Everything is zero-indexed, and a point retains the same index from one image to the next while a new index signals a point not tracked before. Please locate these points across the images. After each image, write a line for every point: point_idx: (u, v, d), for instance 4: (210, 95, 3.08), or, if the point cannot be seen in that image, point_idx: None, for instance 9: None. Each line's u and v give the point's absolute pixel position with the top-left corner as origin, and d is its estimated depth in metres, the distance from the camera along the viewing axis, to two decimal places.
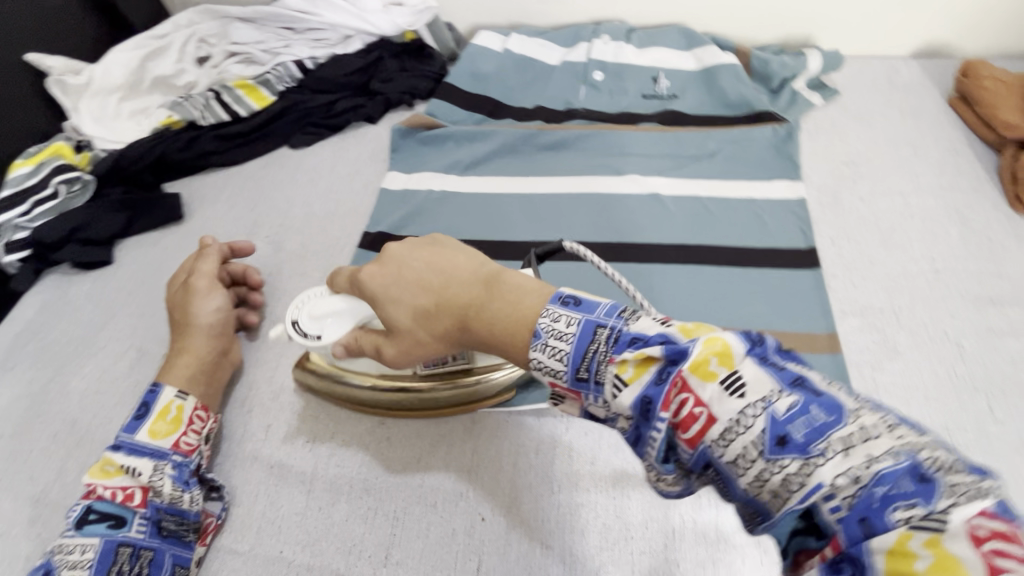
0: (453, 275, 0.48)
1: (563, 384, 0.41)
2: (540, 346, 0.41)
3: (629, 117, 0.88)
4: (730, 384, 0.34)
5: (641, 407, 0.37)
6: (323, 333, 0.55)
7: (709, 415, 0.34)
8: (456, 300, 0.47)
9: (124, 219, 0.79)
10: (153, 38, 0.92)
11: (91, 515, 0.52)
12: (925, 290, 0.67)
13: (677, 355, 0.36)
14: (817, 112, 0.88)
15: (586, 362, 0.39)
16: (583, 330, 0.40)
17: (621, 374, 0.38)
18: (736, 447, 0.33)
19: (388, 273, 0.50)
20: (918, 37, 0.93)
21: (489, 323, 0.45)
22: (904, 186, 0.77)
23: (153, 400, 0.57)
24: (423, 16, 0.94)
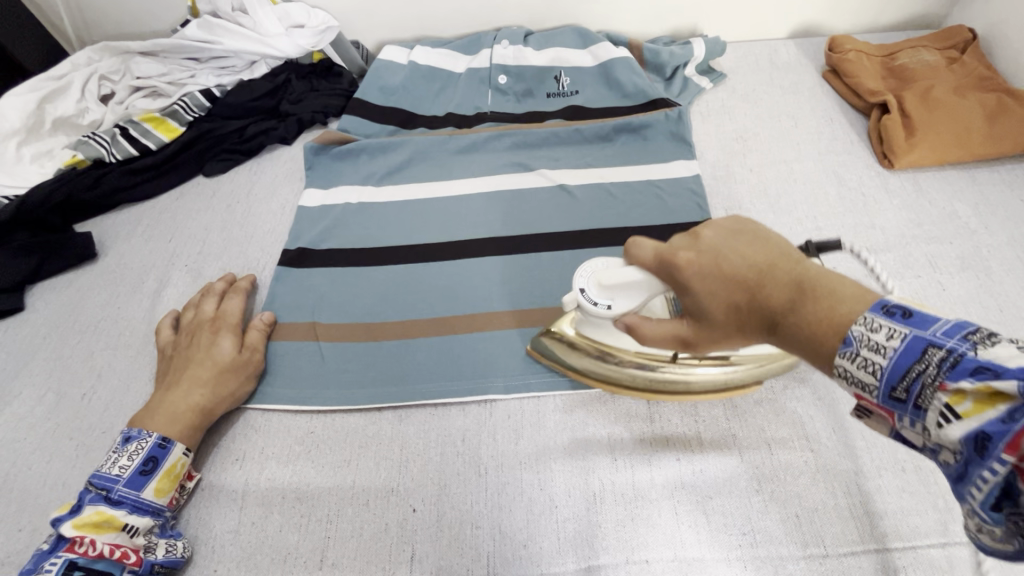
0: (762, 270, 0.42)
1: (870, 399, 0.35)
2: (847, 354, 0.35)
3: (535, 116, 0.92)
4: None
5: (975, 444, 0.30)
6: (614, 303, 0.52)
7: None
8: (763, 300, 0.41)
9: (32, 263, 0.77)
10: (49, 79, 0.90)
11: (77, 572, 0.49)
12: (809, 246, 0.73)
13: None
14: (707, 95, 0.94)
15: (906, 380, 0.33)
16: (909, 347, 0.33)
17: (953, 405, 0.30)
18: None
19: (698, 250, 0.45)
20: (792, 19, 1.01)
21: (797, 331, 0.39)
22: (788, 155, 0.84)
23: (163, 456, 0.56)
24: (326, 36, 0.95)
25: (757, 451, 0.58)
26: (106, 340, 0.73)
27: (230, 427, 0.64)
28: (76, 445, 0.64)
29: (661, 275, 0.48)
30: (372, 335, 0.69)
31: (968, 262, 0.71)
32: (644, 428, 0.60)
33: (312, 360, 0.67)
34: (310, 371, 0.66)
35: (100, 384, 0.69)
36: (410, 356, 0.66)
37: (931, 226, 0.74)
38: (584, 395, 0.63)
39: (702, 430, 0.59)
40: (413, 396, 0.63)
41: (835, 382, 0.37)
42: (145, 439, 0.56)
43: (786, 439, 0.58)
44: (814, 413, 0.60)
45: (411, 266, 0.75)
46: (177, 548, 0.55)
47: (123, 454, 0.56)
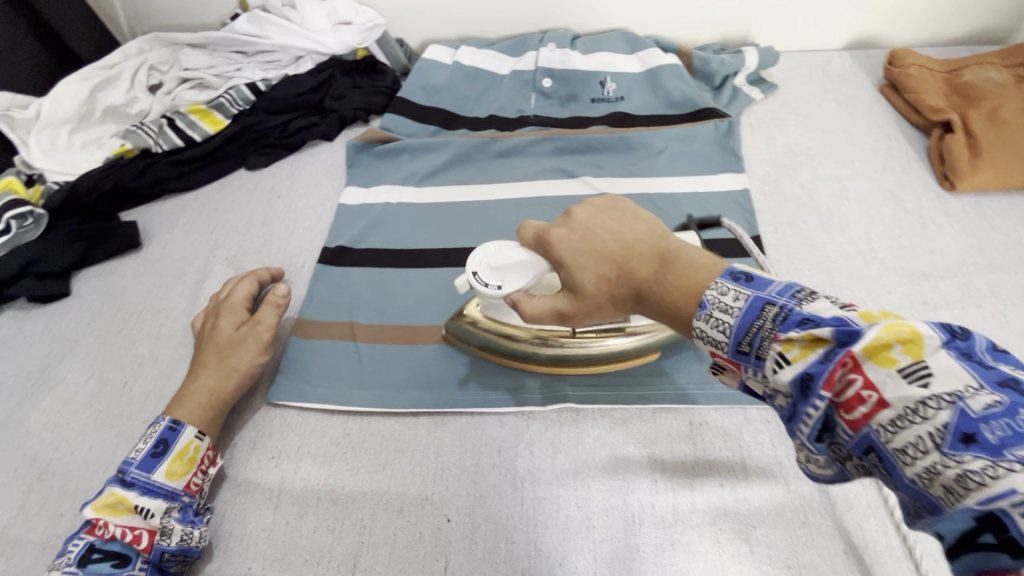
0: (630, 243, 0.46)
1: (723, 354, 0.38)
2: (703, 317, 0.39)
3: (578, 121, 0.90)
4: (912, 372, 0.31)
5: (801, 384, 0.34)
6: (504, 283, 0.54)
7: (880, 399, 0.31)
8: (627, 269, 0.45)
9: (80, 249, 0.79)
10: (102, 68, 0.92)
11: (95, 554, 0.52)
12: (863, 269, 0.70)
13: (855, 333, 0.32)
14: (757, 106, 0.91)
15: (749, 336, 0.36)
16: (751, 306, 0.37)
17: (784, 351, 0.34)
18: (907, 437, 0.30)
19: (572, 236, 0.49)
20: (849, 30, 0.97)
21: (657, 297, 0.43)
22: (841, 172, 0.81)
23: (174, 438, 0.57)
24: (372, 33, 0.94)
25: (804, 481, 0.56)
26: (147, 329, 0.74)
27: (270, 422, 0.64)
28: (116, 433, 0.65)
29: (542, 254, 0.52)
30: (409, 338, 0.68)
31: None
32: (687, 450, 0.58)
33: (350, 361, 0.67)
34: (347, 371, 0.66)
35: (141, 373, 0.70)
36: (447, 362, 0.66)
37: (994, 252, 0.71)
38: (625, 412, 0.61)
39: (747, 456, 0.57)
40: (451, 403, 0.63)
41: (694, 342, 0.40)
42: (159, 422, 0.58)
43: None
44: None
45: (449, 270, 0.74)
46: (192, 538, 0.54)
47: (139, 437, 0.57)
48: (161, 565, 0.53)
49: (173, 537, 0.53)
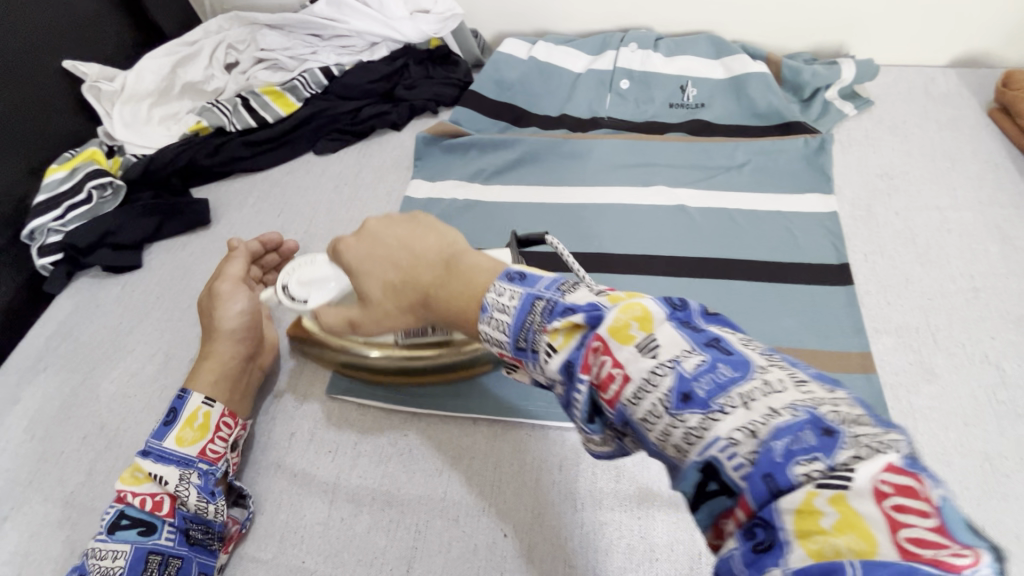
0: (419, 252, 0.46)
1: (507, 354, 0.38)
2: (486, 320, 0.39)
3: (654, 126, 0.87)
4: (644, 346, 0.32)
5: (567, 372, 0.34)
6: (310, 298, 0.58)
7: (625, 375, 0.31)
8: (419, 278, 0.45)
9: (154, 223, 0.80)
10: (184, 44, 0.93)
11: (122, 520, 0.52)
12: (964, 309, 0.65)
13: (600, 318, 0.33)
14: (850, 123, 0.85)
15: (523, 332, 0.37)
16: (522, 303, 0.37)
17: (551, 341, 0.35)
18: (645, 406, 0.31)
19: (364, 248, 0.49)
20: (957, 46, 0.90)
21: (442, 306, 0.43)
22: (941, 201, 0.75)
23: (181, 406, 0.56)
24: (449, 23, 0.93)
25: None
26: None
27: (330, 416, 0.64)
28: None
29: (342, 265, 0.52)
30: None
31: None
32: None
33: None
34: None
35: None
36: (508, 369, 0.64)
37: None
38: None
39: None
40: (513, 413, 0.61)
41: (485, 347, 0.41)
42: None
43: None
44: (960, 504, 0.53)
45: None
46: (207, 507, 0.53)
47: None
48: (187, 535, 0.53)
49: (191, 506, 0.53)
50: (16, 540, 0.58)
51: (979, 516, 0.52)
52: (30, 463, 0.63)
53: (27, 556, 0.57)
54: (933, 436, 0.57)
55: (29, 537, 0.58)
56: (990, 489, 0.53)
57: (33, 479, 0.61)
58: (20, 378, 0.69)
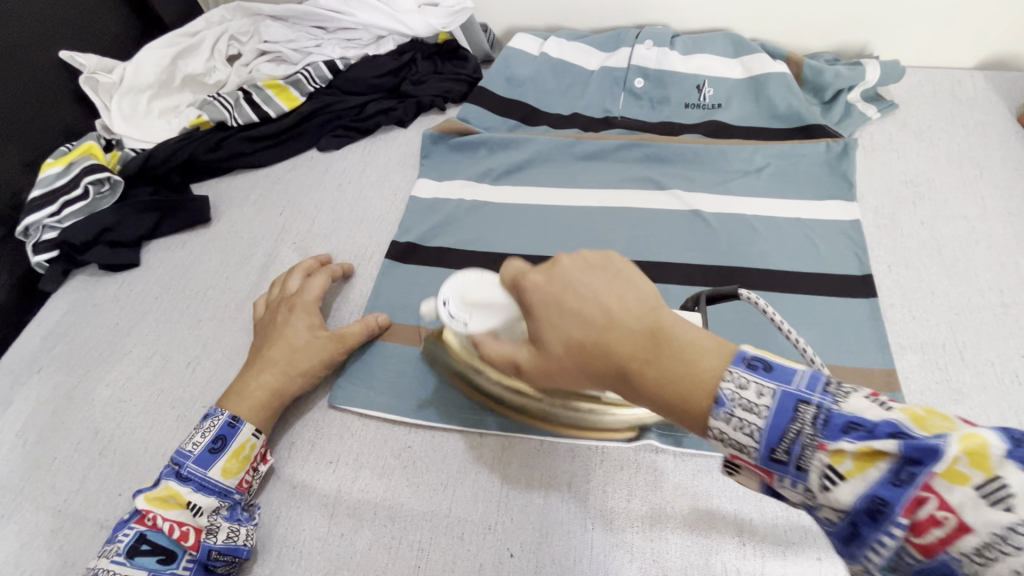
0: (618, 313, 0.38)
1: (748, 460, 0.32)
2: (721, 415, 0.32)
3: (669, 127, 0.84)
4: (990, 493, 0.25)
5: (867, 508, 0.27)
6: (470, 320, 0.52)
7: (961, 524, 0.25)
8: (615, 343, 0.37)
9: (152, 221, 0.78)
10: (185, 35, 0.90)
11: (143, 545, 0.50)
12: (993, 325, 0.62)
13: (928, 450, 0.26)
14: (873, 127, 0.82)
15: (785, 441, 0.30)
16: (781, 406, 0.31)
17: (835, 464, 0.28)
18: (993, 574, 0.25)
19: (551, 291, 0.41)
20: (986, 48, 0.87)
21: (642, 375, 0.36)
22: (969, 210, 0.72)
23: (231, 435, 0.55)
24: (458, 18, 0.89)
25: None
26: (212, 310, 0.73)
27: (331, 425, 0.62)
28: (177, 415, 0.64)
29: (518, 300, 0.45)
30: None
31: None
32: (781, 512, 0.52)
33: (415, 368, 0.64)
34: (411, 378, 0.63)
35: (204, 354, 0.69)
36: None
37: None
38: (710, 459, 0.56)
39: None
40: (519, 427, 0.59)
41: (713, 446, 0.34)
42: (217, 417, 0.56)
43: None
44: None
45: None
46: (238, 536, 0.52)
47: (196, 430, 0.55)
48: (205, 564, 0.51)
49: (219, 535, 0.52)
50: (6, 549, 0.56)
51: None
52: (22, 469, 0.61)
53: (17, 567, 0.55)
54: None
55: (19, 547, 0.56)
56: None
57: (25, 486, 0.60)
58: (14, 380, 0.67)
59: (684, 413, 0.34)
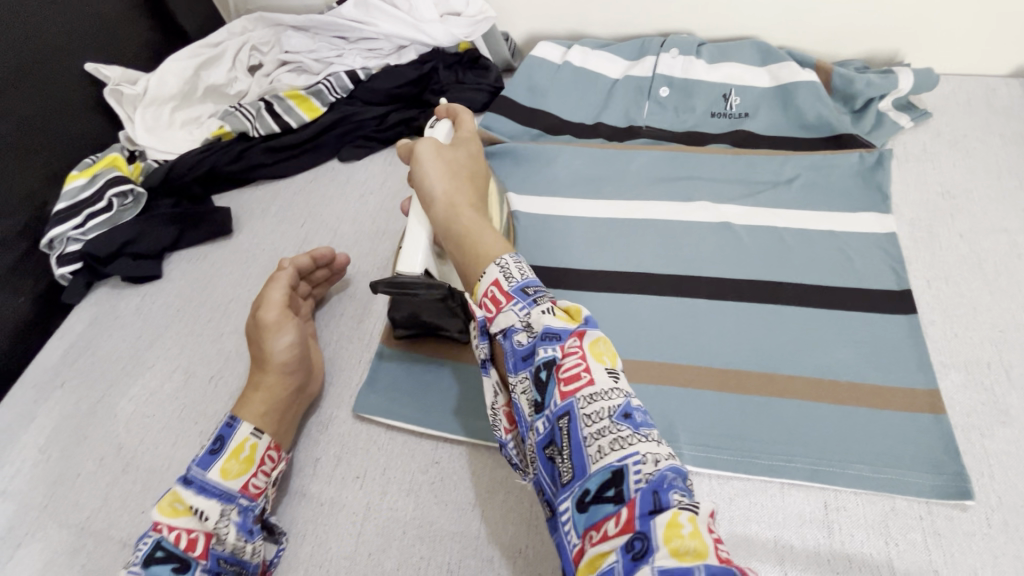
0: (479, 180, 0.61)
1: (502, 286, 0.47)
2: (517, 259, 0.49)
3: (695, 137, 0.83)
4: (615, 372, 0.41)
5: (547, 334, 0.43)
6: (433, 128, 0.67)
7: (590, 378, 0.40)
8: (471, 199, 0.58)
9: (175, 232, 0.78)
10: (206, 46, 0.90)
11: (157, 552, 0.47)
12: None
13: (595, 327, 0.43)
14: (905, 136, 0.80)
15: (535, 287, 0.47)
16: (534, 276, 0.48)
17: (555, 312, 0.45)
18: (594, 407, 0.38)
19: (467, 153, 0.61)
20: (1022, 55, 0.84)
21: (478, 223, 0.55)
22: (1009, 223, 0.70)
23: (230, 434, 0.53)
24: (480, 27, 0.90)
25: None
26: (234, 323, 0.72)
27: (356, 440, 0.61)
28: (200, 430, 0.63)
29: (455, 142, 0.63)
30: None
31: None
32: (821, 538, 0.51)
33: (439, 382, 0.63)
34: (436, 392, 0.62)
35: (227, 368, 0.68)
36: None
37: None
38: (746, 482, 0.54)
39: (895, 558, 0.49)
40: None
41: (488, 270, 0.49)
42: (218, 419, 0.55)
43: None
44: None
45: (551, 291, 0.69)
46: (245, 547, 0.50)
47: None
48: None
49: (228, 543, 0.50)
50: (30, 567, 0.55)
51: None
52: (45, 485, 0.60)
53: None
54: (1011, 485, 0.52)
55: (42, 565, 0.55)
56: None
57: (48, 503, 0.59)
58: (37, 394, 0.67)
59: (487, 248, 0.52)
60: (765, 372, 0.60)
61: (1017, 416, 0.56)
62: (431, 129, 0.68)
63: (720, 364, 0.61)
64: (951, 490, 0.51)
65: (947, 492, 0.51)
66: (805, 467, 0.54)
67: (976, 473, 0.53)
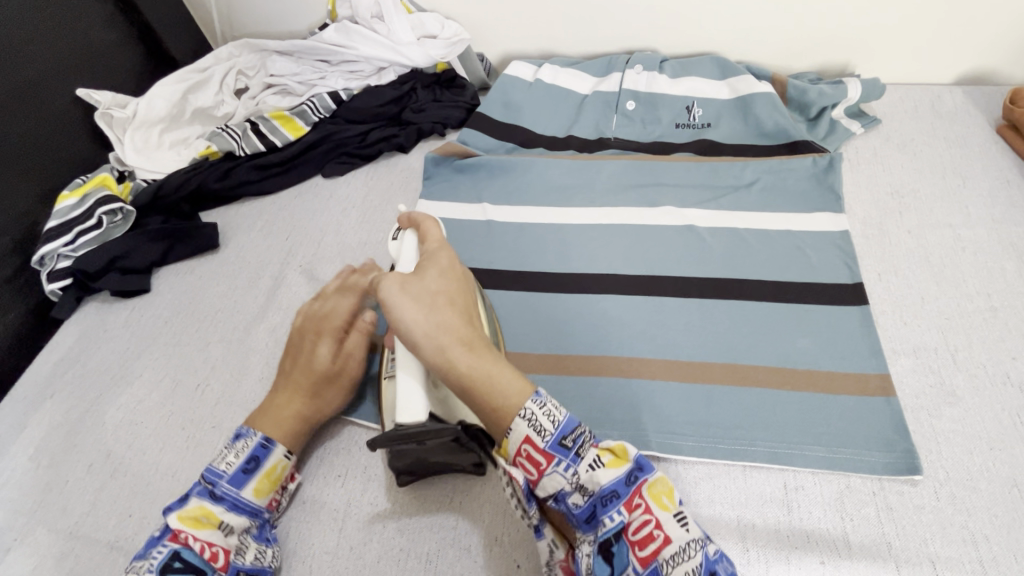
0: (472, 305, 0.52)
1: (540, 445, 0.45)
2: (540, 401, 0.45)
3: (661, 146, 0.87)
4: (679, 515, 0.44)
5: (608, 494, 0.44)
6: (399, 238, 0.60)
7: (666, 536, 0.42)
8: (461, 323, 0.48)
9: (163, 247, 0.81)
10: (194, 71, 0.94)
11: (176, 562, 0.48)
12: (982, 329, 0.64)
13: (649, 469, 0.45)
14: (857, 141, 0.85)
15: (574, 435, 0.45)
16: (568, 420, 0.45)
17: (600, 457, 0.45)
18: (679, 569, 0.41)
19: (441, 275, 0.51)
20: (963, 64, 0.90)
21: (479, 358, 0.47)
22: (954, 219, 0.74)
23: (265, 456, 0.55)
24: (456, 48, 0.94)
25: (917, 567, 0.50)
26: (220, 333, 0.74)
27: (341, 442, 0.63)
28: (187, 436, 0.65)
29: (427, 263, 0.52)
30: None
31: None
32: (781, 515, 0.53)
33: None
34: None
35: (213, 376, 0.70)
36: None
37: None
38: (711, 467, 0.57)
39: (850, 532, 0.52)
40: None
41: (512, 426, 0.45)
42: (249, 438, 0.56)
43: (953, 558, 0.50)
44: (989, 533, 0.51)
45: (525, 294, 0.72)
46: (265, 556, 0.53)
47: (228, 450, 0.55)
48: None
49: (249, 556, 0.52)
50: (17, 572, 0.57)
51: (1009, 545, 0.50)
52: (34, 493, 0.62)
53: None
54: (957, 460, 0.55)
55: (30, 570, 0.57)
56: (1020, 516, 0.51)
57: (37, 510, 0.60)
58: (26, 406, 0.69)
59: (503, 397, 0.46)
60: (728, 363, 0.63)
61: (962, 396, 0.59)
62: (396, 244, 0.60)
63: (686, 357, 0.64)
64: (901, 466, 0.55)
65: (896, 469, 0.55)
66: (765, 450, 0.57)
67: (924, 450, 0.56)
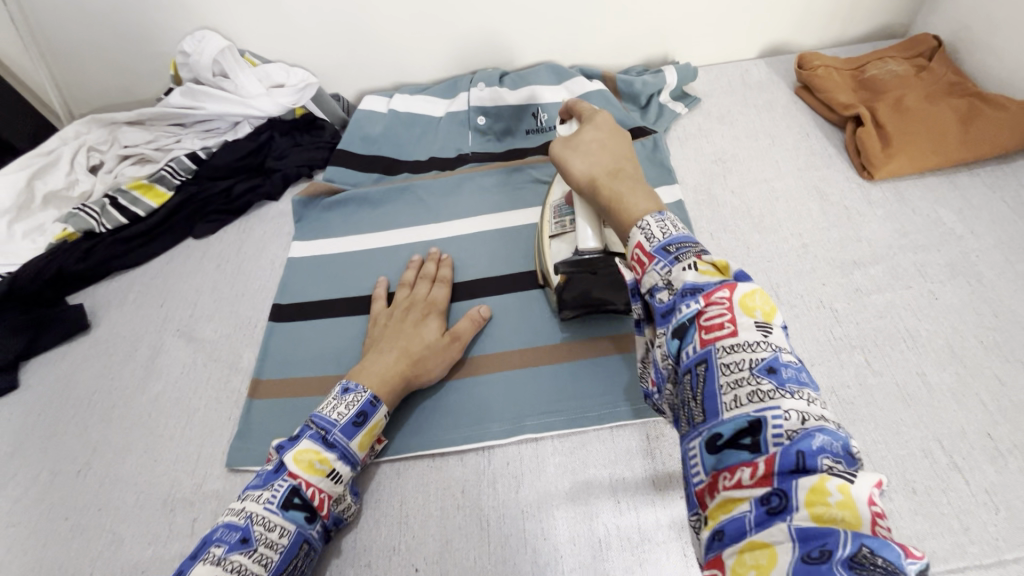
0: (625, 158, 0.58)
1: (647, 249, 0.46)
2: (661, 220, 0.48)
3: (517, 153, 0.94)
4: (761, 324, 0.39)
5: (692, 287, 0.42)
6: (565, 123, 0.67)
7: (733, 330, 0.39)
8: (606, 165, 0.58)
9: (25, 339, 0.77)
10: (39, 156, 0.91)
11: (296, 497, 0.52)
12: (796, 264, 0.73)
13: (746, 281, 0.42)
14: (683, 120, 0.95)
15: (679, 245, 0.45)
16: (681, 235, 0.46)
17: (698, 266, 0.43)
18: (734, 357, 0.38)
19: (598, 131, 0.60)
20: (762, 40, 1.03)
21: (618, 184, 0.55)
22: (767, 173, 0.85)
23: (372, 413, 0.58)
24: (306, 92, 0.97)
25: None
26: (100, 413, 0.73)
27: (385, 443, 0.63)
28: (72, 524, 0.63)
29: (585, 130, 0.61)
30: None
31: (958, 267, 0.70)
32: (646, 468, 0.60)
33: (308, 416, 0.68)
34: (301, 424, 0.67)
35: (96, 459, 0.69)
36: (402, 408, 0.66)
37: (917, 234, 0.74)
38: (582, 436, 0.63)
39: None
40: (410, 450, 0.63)
41: (630, 233, 0.49)
42: (360, 392, 0.58)
43: None
44: None
45: None
46: (348, 509, 0.57)
47: (339, 402, 0.57)
48: (326, 530, 0.55)
49: (343, 503, 0.57)
50: None
51: None
52: None
53: None
54: None
55: None
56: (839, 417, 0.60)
57: None
58: None
59: (629, 207, 0.52)
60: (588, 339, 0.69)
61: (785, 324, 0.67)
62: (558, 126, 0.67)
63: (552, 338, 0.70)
64: None
65: None
66: (628, 409, 0.63)
67: None
